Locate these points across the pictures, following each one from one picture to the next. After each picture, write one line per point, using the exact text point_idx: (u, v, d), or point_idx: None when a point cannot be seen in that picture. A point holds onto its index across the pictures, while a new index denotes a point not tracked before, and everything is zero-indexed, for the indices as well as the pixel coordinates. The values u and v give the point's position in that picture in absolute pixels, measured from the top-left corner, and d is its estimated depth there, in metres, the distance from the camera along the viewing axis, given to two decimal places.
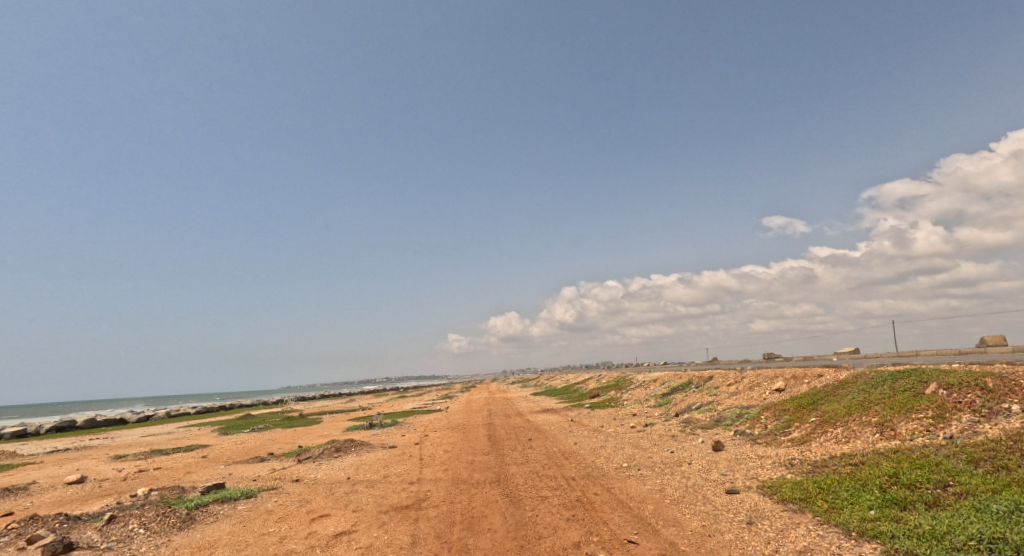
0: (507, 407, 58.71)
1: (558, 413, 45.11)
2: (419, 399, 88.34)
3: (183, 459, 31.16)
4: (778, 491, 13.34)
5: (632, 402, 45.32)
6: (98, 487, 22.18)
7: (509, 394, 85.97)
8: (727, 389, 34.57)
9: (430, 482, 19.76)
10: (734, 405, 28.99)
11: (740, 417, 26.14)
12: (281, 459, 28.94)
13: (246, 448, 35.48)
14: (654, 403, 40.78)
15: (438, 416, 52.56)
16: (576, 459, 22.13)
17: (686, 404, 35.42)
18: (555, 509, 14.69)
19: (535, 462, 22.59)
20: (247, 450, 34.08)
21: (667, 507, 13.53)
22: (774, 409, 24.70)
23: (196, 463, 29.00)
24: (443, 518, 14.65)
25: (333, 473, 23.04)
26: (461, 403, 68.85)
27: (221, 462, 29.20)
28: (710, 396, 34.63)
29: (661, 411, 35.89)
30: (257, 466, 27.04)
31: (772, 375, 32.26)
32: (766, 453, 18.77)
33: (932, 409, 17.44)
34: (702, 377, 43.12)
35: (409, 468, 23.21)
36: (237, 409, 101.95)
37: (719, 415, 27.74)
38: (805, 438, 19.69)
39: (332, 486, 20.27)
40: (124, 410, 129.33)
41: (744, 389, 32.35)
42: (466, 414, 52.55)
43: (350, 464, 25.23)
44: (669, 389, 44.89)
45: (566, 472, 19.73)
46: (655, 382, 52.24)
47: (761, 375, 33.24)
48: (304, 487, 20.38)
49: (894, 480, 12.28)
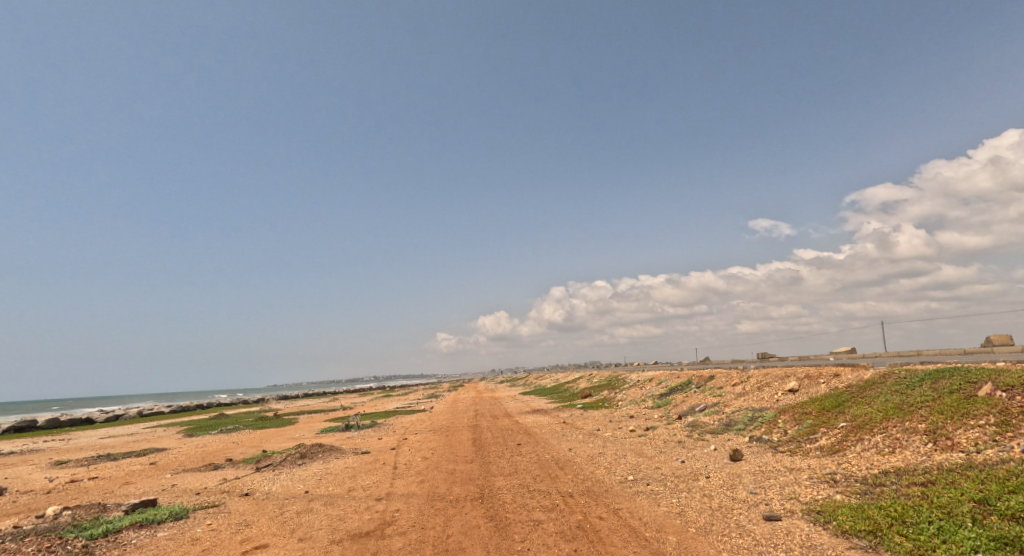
0: (494, 408, 55.64)
1: (549, 415, 42.32)
2: (405, 399, 85.06)
3: (129, 467, 27.85)
4: (835, 521, 10.49)
5: (628, 403, 42.58)
6: (10, 504, 18.93)
7: (496, 394, 82.68)
8: (733, 390, 31.91)
9: (401, 499, 16.75)
10: (743, 408, 26.30)
11: (755, 421, 23.36)
12: (238, 467, 25.76)
13: (204, 454, 32.15)
14: (652, 405, 38.09)
15: (421, 417, 49.51)
16: (573, 471, 19.21)
17: (689, 405, 32.66)
18: (550, 540, 11.79)
19: (525, 473, 19.68)
20: (205, 456, 30.84)
21: (696, 541, 10.66)
22: (794, 412, 21.92)
23: (142, 472, 25.74)
24: (409, 552, 11.66)
25: (290, 486, 19.91)
26: (447, 403, 65.79)
27: (170, 471, 25.91)
28: (715, 398, 31.95)
29: (660, 414, 33.16)
30: (208, 475, 23.86)
31: (783, 374, 29.52)
32: (796, 465, 15.90)
33: (993, 414, 14.70)
34: (702, 377, 40.54)
35: (378, 479, 20.18)
36: (212, 408, 97.93)
37: (729, 420, 25.00)
38: (837, 446, 16.90)
39: (284, 504, 17.17)
40: (95, 407, 124.62)
41: (753, 390, 29.68)
42: (451, 415, 49.50)
43: (314, 474, 22.17)
44: (667, 389, 42.18)
45: (561, 487, 16.81)
46: (650, 382, 49.49)
47: (770, 375, 30.61)
48: (251, 505, 17.29)
49: (990, 509, 9.54)
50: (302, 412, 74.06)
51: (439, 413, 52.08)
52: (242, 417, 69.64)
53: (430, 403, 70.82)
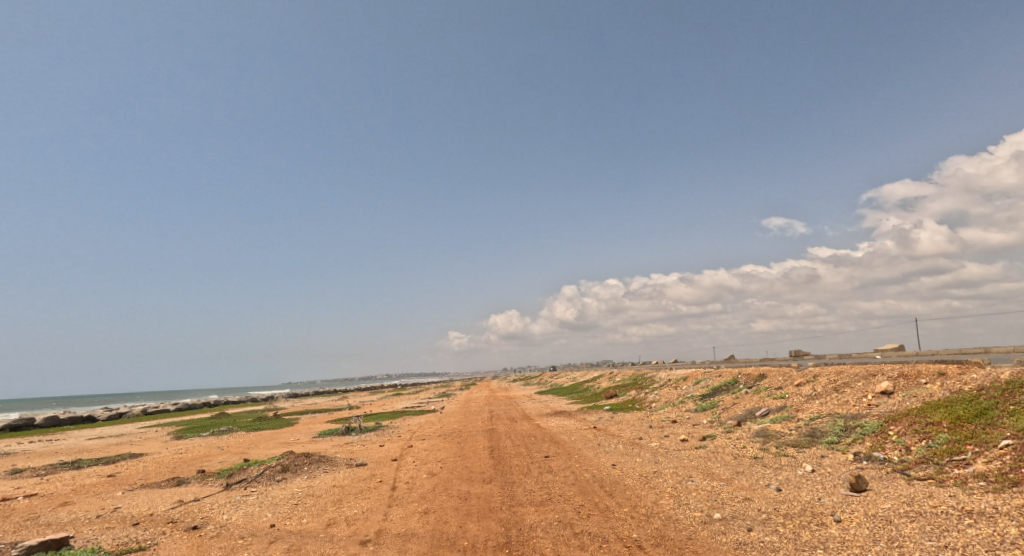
0: (510, 409, 50.83)
1: (574, 418, 37.50)
2: (415, 398, 80.51)
3: (83, 480, 23.48)
4: None
5: (664, 405, 37.56)
6: None
7: (510, 393, 77.66)
8: (799, 392, 26.79)
9: (394, 546, 11.99)
10: (826, 414, 21.21)
11: (851, 432, 18.21)
12: (206, 482, 21.28)
13: (176, 463, 27.68)
14: (695, 407, 33.04)
15: (430, 418, 44.84)
16: (629, 500, 14.28)
17: (745, 409, 27.61)
18: None
19: (563, 502, 14.82)
20: (177, 466, 26.39)
21: None
22: (909, 422, 16.75)
23: (91, 489, 21.27)
24: None
25: (254, 516, 15.39)
26: (458, 403, 61.13)
27: (123, 488, 21.42)
28: (777, 400, 26.87)
29: (710, 420, 28.09)
30: (163, 495, 19.32)
31: (867, 374, 24.37)
32: (971, 505, 10.81)
33: None
34: (752, 376, 35.44)
35: (369, 508, 15.47)
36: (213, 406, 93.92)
37: (812, 428, 19.96)
38: (1015, 474, 11.80)
39: (235, 547, 12.49)
40: (98, 404, 121.61)
41: (829, 392, 24.58)
42: (463, 416, 44.84)
43: (291, 496, 17.60)
44: (709, 389, 37.10)
45: (619, 530, 11.94)
46: (685, 381, 44.50)
47: (848, 375, 25.46)
48: (190, 548, 12.66)
49: None
50: (306, 411, 69.95)
51: (451, 414, 47.40)
52: (240, 416, 65.65)
53: (440, 402, 66.28)
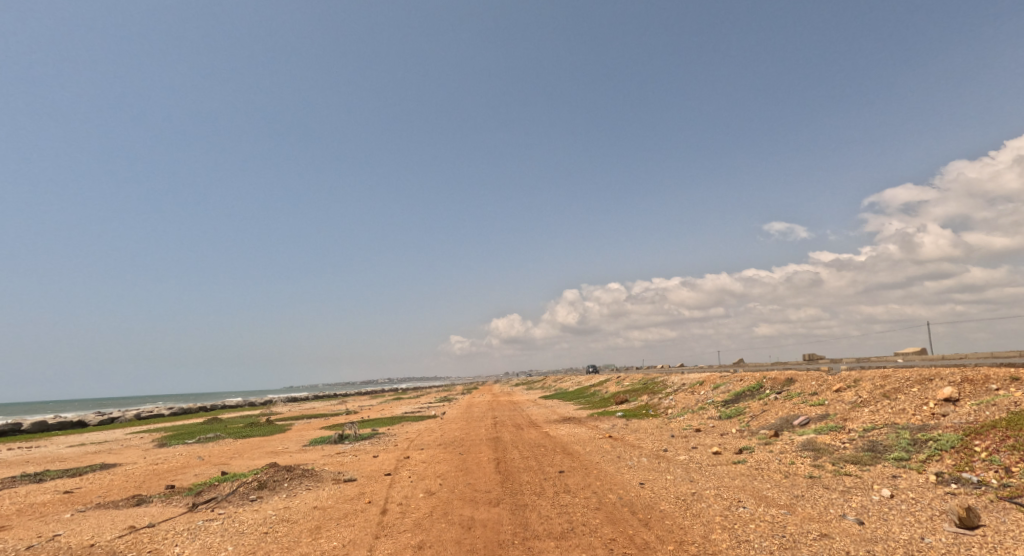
0: (515, 415, 47.98)
1: (585, 426, 34.63)
2: (416, 403, 77.65)
3: (34, 498, 20.71)
4: None
5: (683, 412, 34.68)
6: None
7: (514, 398, 74.83)
8: (840, 399, 23.92)
9: None
10: (883, 425, 18.34)
11: (924, 447, 15.37)
12: (170, 502, 18.55)
13: (147, 477, 24.92)
14: (718, 415, 30.16)
15: (429, 425, 42.04)
16: (672, 534, 11.52)
17: (779, 418, 24.68)
18: None
19: (588, 535, 12.06)
20: (147, 481, 23.61)
21: None
22: (1000, 436, 13.95)
23: (39, 509, 18.52)
24: None
25: (211, 550, 12.64)
26: (460, 408, 58.29)
27: (75, 508, 18.64)
28: (816, 408, 23.97)
29: (739, 430, 25.17)
30: (116, 519, 16.56)
31: (922, 379, 21.50)
32: None
33: None
34: (779, 381, 32.57)
35: (352, 541, 12.72)
36: (206, 412, 91.05)
37: (871, 442, 17.08)
38: None
39: None
40: (93, 408, 118.90)
41: (878, 399, 21.71)
42: (465, 423, 41.95)
43: (261, 523, 14.86)
44: (731, 395, 34.24)
45: None
46: (702, 386, 41.70)
47: (898, 380, 22.58)
48: None
49: None
50: (303, 416, 67.13)
51: (452, 421, 44.61)
52: (233, 421, 62.91)
53: (442, 407, 63.48)
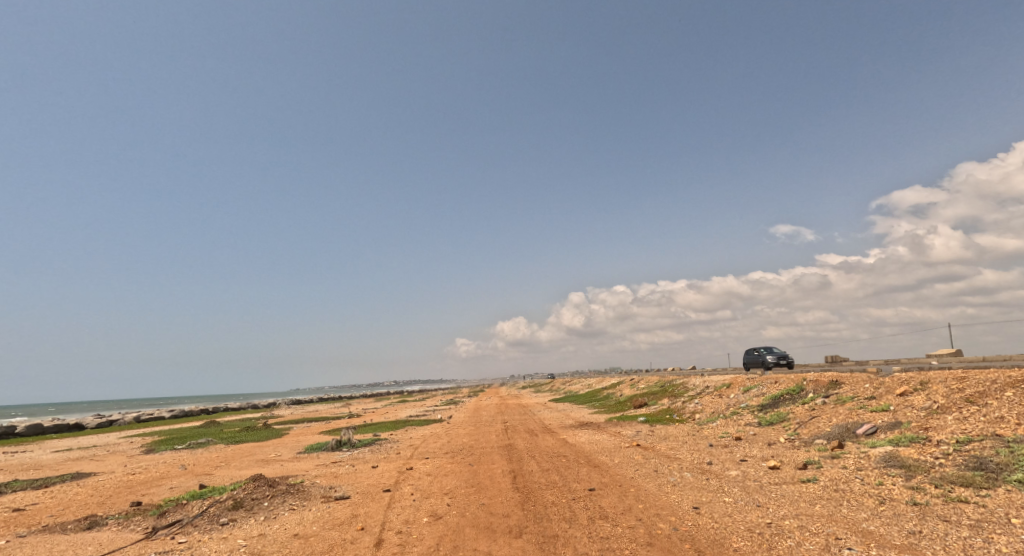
0: (527, 420, 44.74)
1: (606, 433, 31.41)
2: (422, 406, 74.54)
3: None
4: None
5: (714, 418, 31.37)
6: None
7: (522, 401, 71.49)
8: (909, 404, 20.69)
9: None
10: (983, 438, 15.19)
11: None
12: (128, 525, 15.60)
13: (116, 490, 21.95)
14: (757, 422, 26.92)
15: (435, 431, 38.92)
16: None
17: (837, 426, 21.45)
18: None
19: None
20: (114, 496, 20.65)
21: None
22: None
23: None
24: None
25: None
26: (467, 412, 55.14)
27: (16, 532, 15.69)
28: (881, 415, 20.75)
29: (789, 439, 21.97)
30: (54, 549, 13.61)
31: (1014, 382, 18.29)
32: None
33: None
34: (822, 383, 29.30)
35: None
36: (205, 415, 88.19)
37: (976, 458, 13.95)
38: None
39: None
40: (89, 410, 115.94)
41: (960, 405, 18.53)
42: (473, 429, 38.84)
43: None
44: (767, 399, 30.95)
45: None
46: (729, 389, 38.44)
47: (982, 383, 19.37)
48: None
49: None
50: (302, 419, 64.23)
51: (459, 426, 41.49)
52: (228, 425, 59.80)
53: (448, 411, 60.30)
